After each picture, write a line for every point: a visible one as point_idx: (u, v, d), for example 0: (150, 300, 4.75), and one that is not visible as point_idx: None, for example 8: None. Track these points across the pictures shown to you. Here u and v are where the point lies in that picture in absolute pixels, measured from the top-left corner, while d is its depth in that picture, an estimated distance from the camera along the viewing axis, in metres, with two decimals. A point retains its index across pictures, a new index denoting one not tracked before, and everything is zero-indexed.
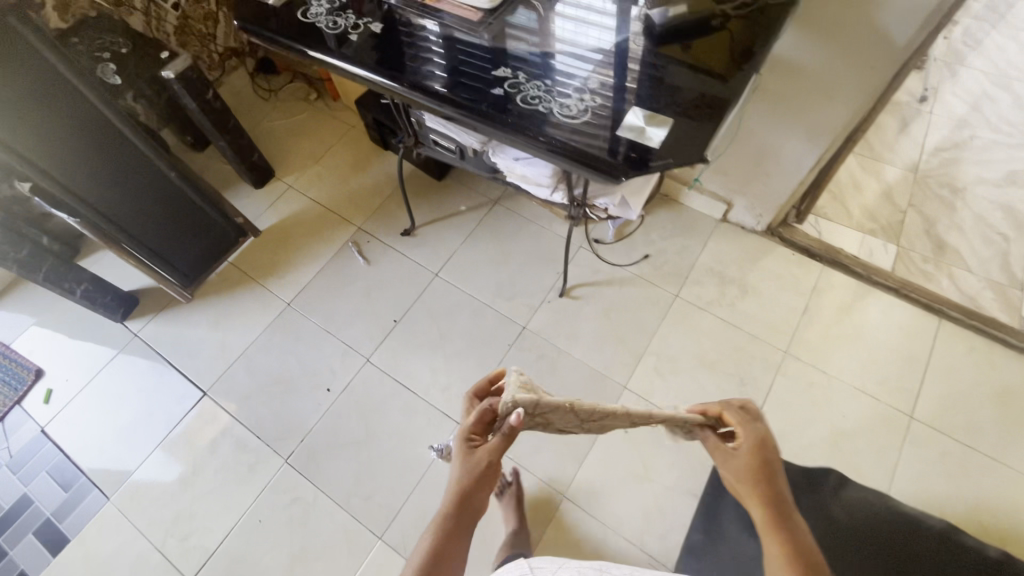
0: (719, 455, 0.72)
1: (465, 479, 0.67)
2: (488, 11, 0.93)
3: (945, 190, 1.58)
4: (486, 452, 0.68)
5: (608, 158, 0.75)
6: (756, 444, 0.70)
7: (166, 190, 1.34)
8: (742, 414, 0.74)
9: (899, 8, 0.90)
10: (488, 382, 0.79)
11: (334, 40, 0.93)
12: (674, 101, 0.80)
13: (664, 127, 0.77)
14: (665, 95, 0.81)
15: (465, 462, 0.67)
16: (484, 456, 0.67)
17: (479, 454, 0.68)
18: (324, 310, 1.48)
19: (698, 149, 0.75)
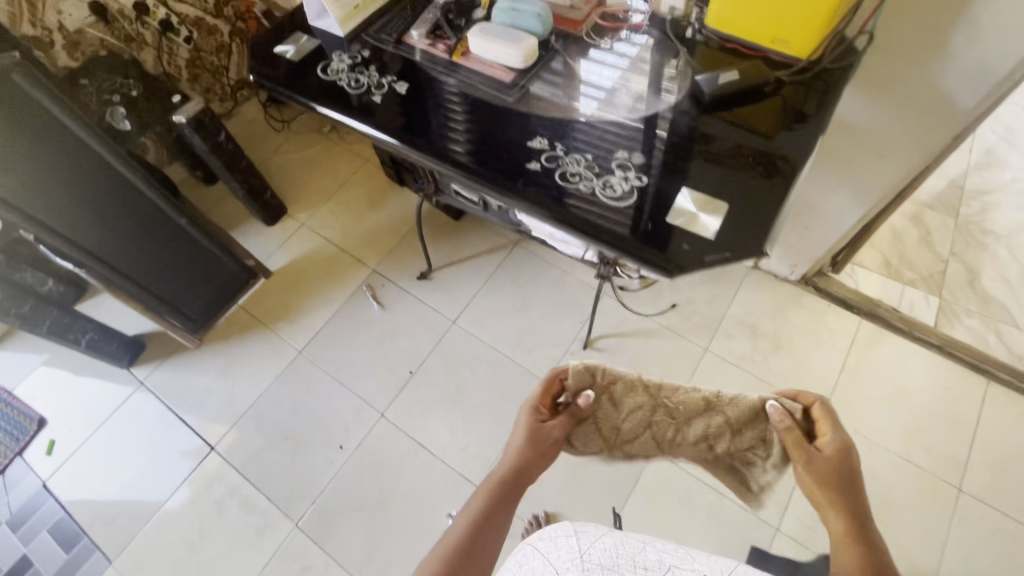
0: (802, 449, 0.71)
1: (526, 444, 0.77)
2: (521, 71, 0.87)
3: (989, 236, 1.50)
4: (548, 427, 0.79)
5: (659, 249, 0.68)
6: (840, 448, 0.70)
7: (175, 235, 1.28)
8: (829, 412, 0.73)
9: (969, 72, 0.83)
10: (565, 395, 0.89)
11: (356, 101, 0.87)
12: (729, 179, 0.74)
13: (718, 215, 0.70)
14: (719, 172, 0.74)
15: (527, 430, 0.78)
16: (547, 427, 0.79)
17: (541, 428, 0.79)
18: (338, 360, 1.43)
19: (757, 240, 0.68)
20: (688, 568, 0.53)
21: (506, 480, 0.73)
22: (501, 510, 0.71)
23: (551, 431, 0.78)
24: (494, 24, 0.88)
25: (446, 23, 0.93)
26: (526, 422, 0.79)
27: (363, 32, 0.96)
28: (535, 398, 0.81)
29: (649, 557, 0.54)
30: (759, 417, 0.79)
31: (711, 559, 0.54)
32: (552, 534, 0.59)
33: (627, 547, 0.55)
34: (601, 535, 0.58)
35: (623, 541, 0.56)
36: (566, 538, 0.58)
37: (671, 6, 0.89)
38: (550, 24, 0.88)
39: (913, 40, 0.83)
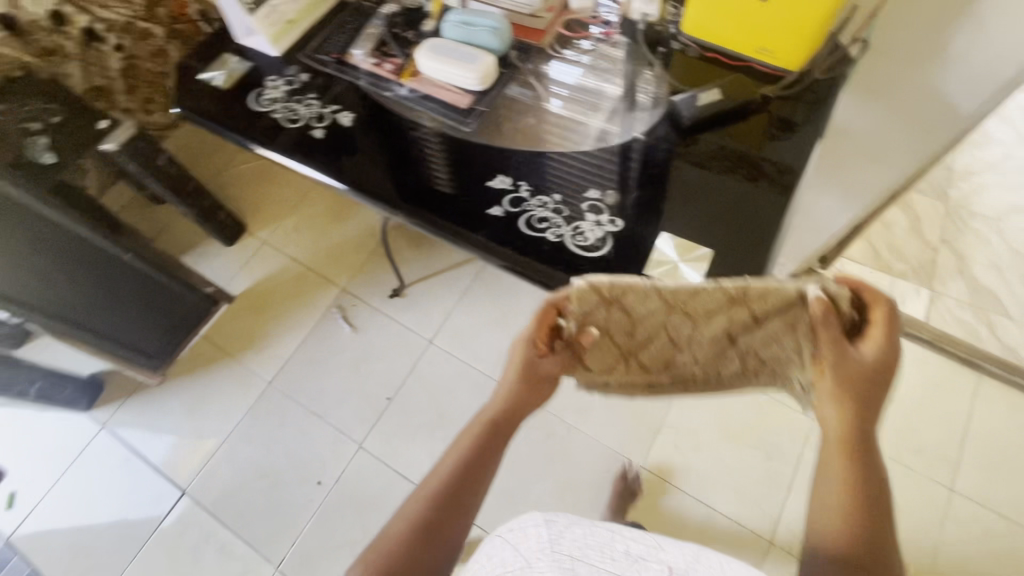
0: (837, 347, 0.56)
1: (516, 385, 0.65)
2: (479, 94, 0.77)
3: (980, 220, 1.44)
4: (544, 366, 0.64)
5: None
6: (882, 360, 0.57)
7: (125, 276, 1.19)
8: (892, 317, 0.57)
9: (968, 76, 0.75)
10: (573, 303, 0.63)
11: (294, 137, 0.77)
12: (716, 214, 0.68)
13: (702, 265, 0.65)
14: (702, 210, 0.68)
15: (519, 365, 0.64)
16: (542, 365, 0.64)
17: (535, 367, 0.64)
18: (311, 389, 1.36)
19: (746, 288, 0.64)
20: (658, 555, 0.49)
21: (495, 421, 0.66)
22: (489, 450, 0.65)
23: (546, 368, 0.64)
24: (445, 39, 0.78)
25: (393, 38, 0.82)
26: (519, 357, 0.65)
27: (300, 52, 0.85)
28: (531, 332, 0.63)
29: (618, 546, 0.50)
30: (795, 308, 0.56)
31: (680, 545, 0.51)
32: (521, 524, 0.53)
33: (596, 536, 0.51)
34: (572, 523, 0.53)
35: (592, 530, 0.52)
36: (537, 528, 0.52)
37: (644, 13, 0.78)
38: (508, 39, 0.78)
39: (907, 42, 0.75)
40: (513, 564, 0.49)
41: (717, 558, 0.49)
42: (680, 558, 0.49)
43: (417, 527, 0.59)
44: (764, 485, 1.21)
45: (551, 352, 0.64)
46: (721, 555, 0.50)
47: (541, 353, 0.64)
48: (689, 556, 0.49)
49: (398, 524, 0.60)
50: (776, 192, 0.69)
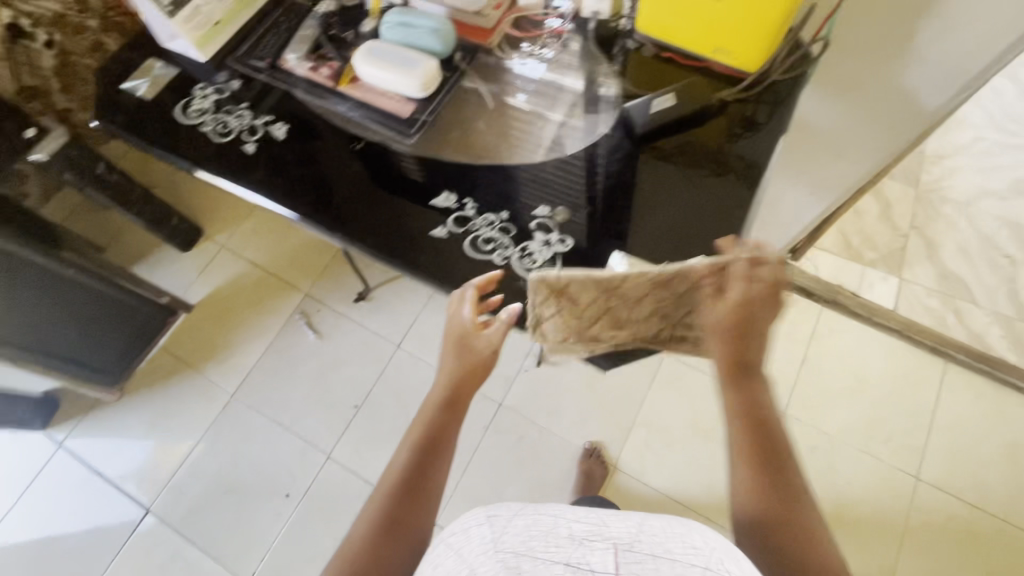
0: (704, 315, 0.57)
1: (455, 365, 0.63)
2: (422, 101, 0.72)
3: (949, 205, 1.43)
4: (480, 343, 0.61)
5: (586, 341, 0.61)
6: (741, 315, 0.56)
7: (69, 291, 1.12)
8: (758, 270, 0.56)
9: (933, 73, 0.72)
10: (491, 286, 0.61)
11: (225, 153, 0.72)
12: (680, 221, 0.66)
13: None
14: (662, 220, 0.66)
15: (456, 345, 0.62)
16: (481, 340, 0.61)
17: (470, 347, 0.61)
18: (277, 399, 1.33)
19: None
20: (601, 531, 0.46)
21: (442, 402, 0.64)
22: (445, 432, 0.63)
23: (485, 344, 0.61)
24: (383, 42, 0.72)
25: (330, 40, 0.76)
26: (454, 337, 0.62)
27: (229, 56, 0.79)
28: (466, 312, 0.60)
29: (560, 530, 0.46)
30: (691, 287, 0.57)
31: (627, 515, 0.49)
32: (464, 526, 0.50)
33: (538, 524, 0.47)
34: (515, 514, 0.49)
35: (534, 518, 0.48)
36: (480, 529, 0.49)
37: (595, 10, 0.75)
38: (451, 39, 0.72)
39: (870, 39, 0.72)
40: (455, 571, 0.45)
41: (664, 525, 0.47)
42: (624, 532, 0.46)
43: (380, 522, 0.59)
44: None
45: (488, 326, 0.61)
46: (668, 520, 0.47)
47: (479, 330, 0.61)
48: (634, 527, 0.46)
49: (364, 522, 0.59)
50: (743, 199, 0.66)
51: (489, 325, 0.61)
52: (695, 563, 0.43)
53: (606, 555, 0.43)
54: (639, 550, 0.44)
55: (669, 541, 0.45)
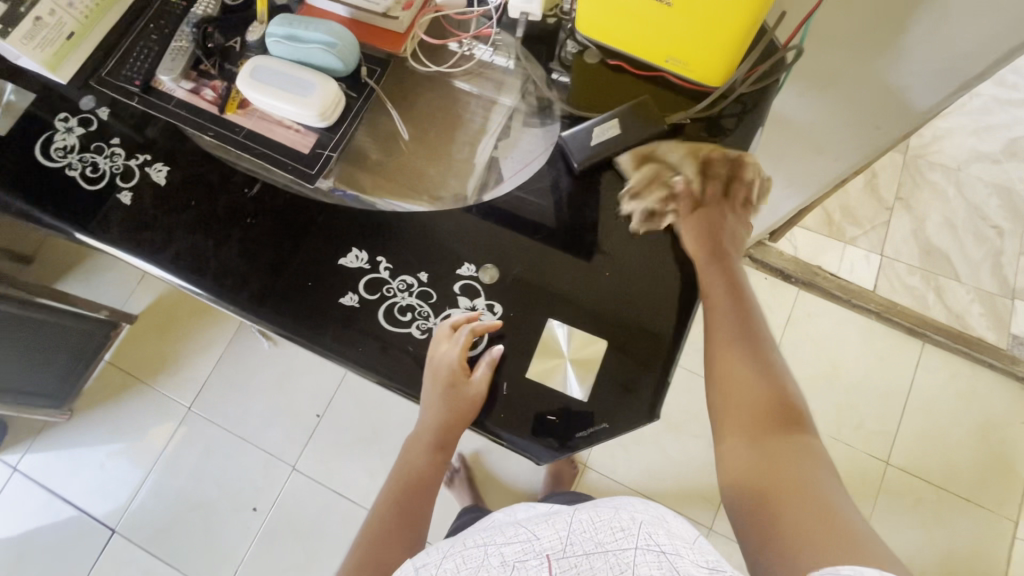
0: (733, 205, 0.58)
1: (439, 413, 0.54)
2: (326, 131, 0.61)
3: (938, 172, 1.34)
4: (470, 392, 0.53)
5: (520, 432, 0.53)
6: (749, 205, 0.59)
7: (7, 325, 1.02)
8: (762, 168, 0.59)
9: (927, 68, 0.62)
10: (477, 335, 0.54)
11: (94, 206, 0.61)
12: (639, 272, 0.56)
13: (591, 375, 0.53)
14: (611, 270, 0.56)
15: (442, 400, 0.53)
16: (471, 389, 0.53)
17: (458, 396, 0.53)
18: (234, 412, 1.27)
19: (674, 318, 0.55)
20: (531, 545, 0.43)
21: (431, 448, 0.62)
22: (427, 476, 0.64)
23: (475, 393, 0.53)
24: (271, 58, 0.59)
25: (211, 53, 0.64)
26: (440, 384, 0.53)
27: (94, 76, 0.66)
28: (454, 355, 0.53)
29: (493, 559, 0.43)
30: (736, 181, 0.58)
31: (556, 518, 0.46)
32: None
33: (472, 559, 0.43)
34: (447, 557, 0.45)
35: (466, 555, 0.44)
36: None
37: (523, 11, 0.62)
38: (352, 50, 0.59)
39: (855, 30, 0.62)
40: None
41: (589, 517, 0.44)
42: (554, 539, 0.43)
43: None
44: (708, 476, 1.19)
45: (475, 371, 0.54)
46: (590, 510, 0.45)
47: (468, 377, 0.53)
48: (562, 528, 0.44)
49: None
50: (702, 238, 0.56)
51: (475, 368, 0.54)
52: (622, 548, 0.41)
53: (542, 568, 0.41)
54: (573, 554, 0.42)
55: (595, 534, 0.42)
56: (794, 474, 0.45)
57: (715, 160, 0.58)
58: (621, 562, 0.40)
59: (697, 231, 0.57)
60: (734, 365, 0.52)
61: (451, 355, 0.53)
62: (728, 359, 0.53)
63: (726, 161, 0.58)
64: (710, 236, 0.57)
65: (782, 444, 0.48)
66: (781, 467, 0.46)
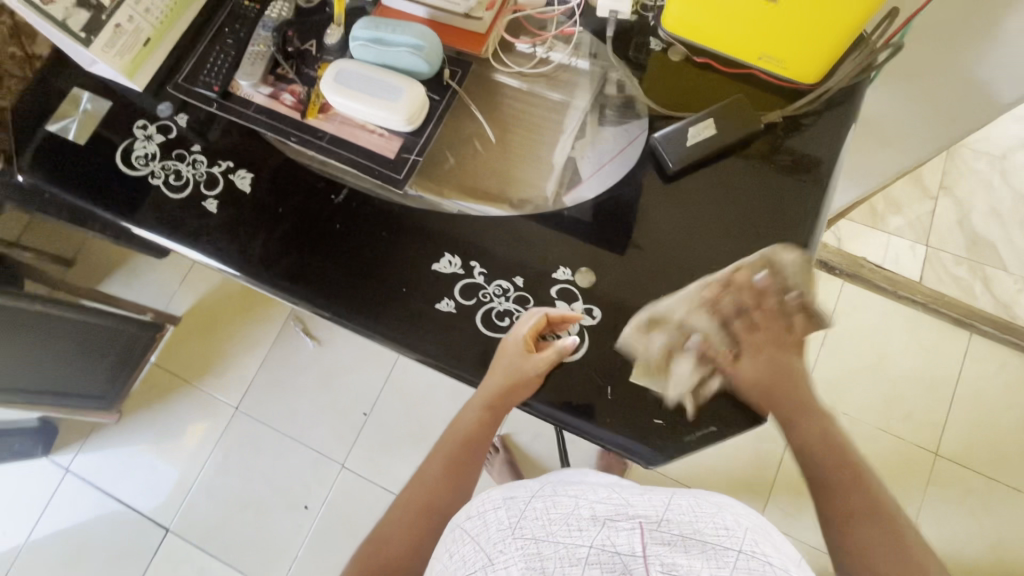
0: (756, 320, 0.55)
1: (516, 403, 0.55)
2: (411, 134, 0.60)
3: (983, 160, 1.32)
4: (529, 366, 0.53)
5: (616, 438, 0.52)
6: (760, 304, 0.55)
7: (59, 327, 1.02)
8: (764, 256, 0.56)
9: (1016, 60, 0.61)
10: (551, 322, 0.55)
11: (179, 213, 0.61)
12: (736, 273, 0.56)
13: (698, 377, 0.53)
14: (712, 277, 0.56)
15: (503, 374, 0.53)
16: (529, 366, 0.53)
17: (519, 367, 0.53)
18: (281, 412, 1.28)
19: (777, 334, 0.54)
20: (624, 508, 0.39)
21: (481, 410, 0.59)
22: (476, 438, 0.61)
23: (534, 369, 0.53)
24: (354, 62, 0.59)
25: (290, 57, 0.63)
26: (503, 360, 0.54)
27: (169, 82, 0.66)
28: (522, 331, 0.54)
29: (582, 511, 0.39)
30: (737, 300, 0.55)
31: (652, 493, 0.41)
32: (478, 509, 0.41)
33: (557, 508, 0.39)
34: (534, 497, 0.41)
35: (557, 499, 0.40)
36: (497, 512, 0.40)
37: (612, 11, 0.62)
38: (437, 54, 0.59)
39: (942, 25, 0.62)
40: (474, 566, 0.38)
41: (688, 503, 0.39)
42: (651, 509, 0.38)
43: (408, 538, 0.54)
44: (757, 469, 1.19)
45: (539, 351, 0.54)
46: (690, 498, 0.40)
47: (530, 353, 0.54)
48: (660, 502, 0.39)
49: (393, 533, 0.55)
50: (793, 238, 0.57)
51: (541, 349, 0.54)
52: (723, 545, 0.36)
53: (633, 535, 0.36)
54: (669, 530, 0.37)
55: (694, 519, 0.37)
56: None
57: (727, 298, 0.55)
58: (718, 561, 0.35)
59: (751, 383, 0.53)
60: (860, 543, 0.49)
61: (523, 328, 0.54)
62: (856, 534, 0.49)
63: (737, 295, 0.55)
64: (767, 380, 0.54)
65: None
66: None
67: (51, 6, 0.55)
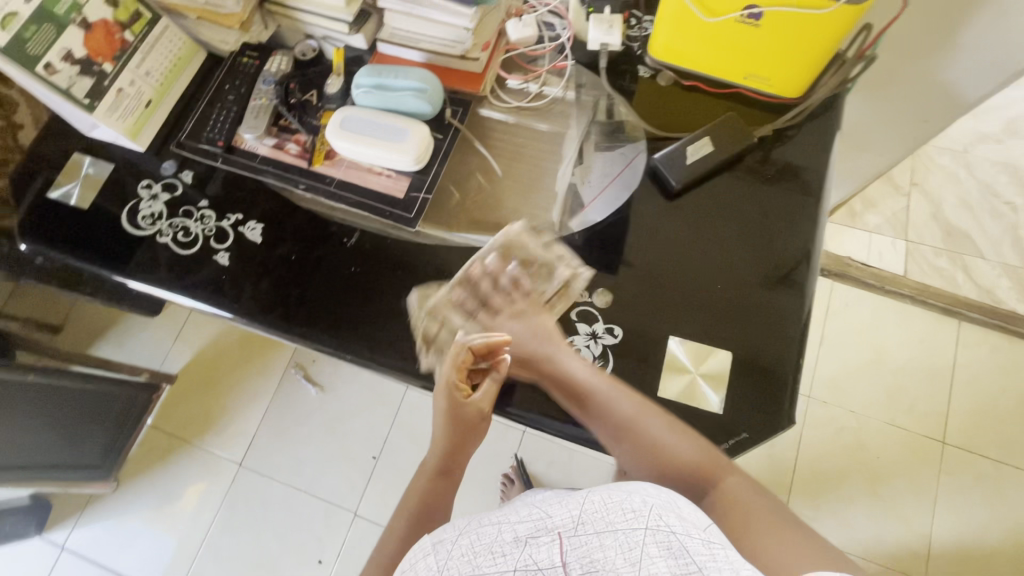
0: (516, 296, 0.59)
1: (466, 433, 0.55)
2: (417, 174, 0.62)
3: (948, 156, 1.39)
4: (474, 407, 0.53)
5: None
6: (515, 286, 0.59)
7: (55, 398, 0.99)
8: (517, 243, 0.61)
9: (978, 62, 0.65)
10: (478, 353, 0.54)
11: (190, 269, 0.61)
12: (748, 280, 0.58)
13: (724, 387, 0.54)
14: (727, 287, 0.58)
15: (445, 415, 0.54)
16: (471, 409, 0.53)
17: (465, 410, 0.53)
18: (288, 463, 1.25)
19: (796, 340, 0.56)
20: (544, 520, 0.37)
21: (433, 472, 0.56)
22: (434, 506, 0.54)
23: (476, 411, 0.53)
24: (359, 109, 0.61)
25: (292, 108, 0.65)
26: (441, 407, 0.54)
27: (170, 140, 0.66)
28: (451, 375, 0.53)
29: (504, 535, 0.37)
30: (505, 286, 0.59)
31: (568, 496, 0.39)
32: (410, 561, 0.39)
33: (483, 539, 0.38)
34: (462, 534, 0.39)
35: (482, 530, 0.38)
36: (428, 559, 0.38)
37: (604, 44, 0.66)
38: (438, 95, 0.62)
39: (906, 33, 0.66)
40: None
41: (602, 497, 0.38)
42: (568, 515, 0.37)
43: None
44: (776, 474, 1.18)
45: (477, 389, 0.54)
46: (603, 491, 0.38)
47: (467, 396, 0.54)
48: (575, 504, 0.38)
49: None
50: (795, 241, 0.60)
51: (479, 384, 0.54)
52: (631, 527, 0.35)
53: (553, 548, 0.35)
54: (584, 531, 0.35)
55: (607, 513, 0.36)
56: (756, 502, 0.47)
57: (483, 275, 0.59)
58: (633, 545, 0.34)
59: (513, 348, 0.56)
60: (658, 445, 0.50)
61: (444, 368, 0.54)
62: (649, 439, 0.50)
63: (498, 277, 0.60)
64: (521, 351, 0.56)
65: (738, 482, 0.48)
66: (746, 511, 0.46)
67: (55, 77, 0.56)
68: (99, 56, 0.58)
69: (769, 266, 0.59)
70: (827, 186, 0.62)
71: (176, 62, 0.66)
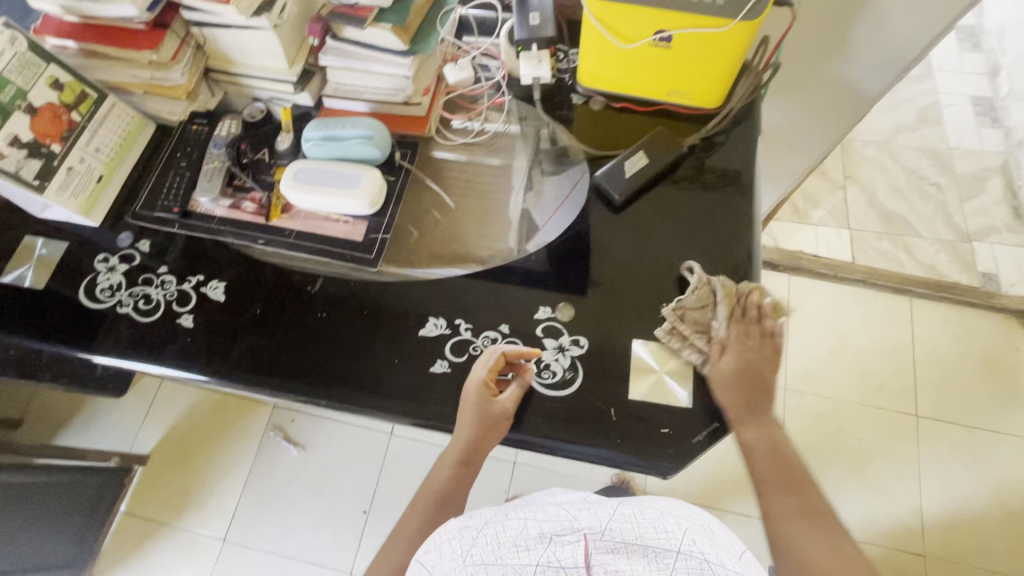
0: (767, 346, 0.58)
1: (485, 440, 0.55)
2: (374, 216, 0.65)
3: (872, 148, 1.50)
4: (499, 408, 0.54)
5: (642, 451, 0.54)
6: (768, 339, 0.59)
7: (19, 497, 0.93)
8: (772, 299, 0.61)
9: (873, 60, 0.73)
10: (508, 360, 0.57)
11: (154, 336, 0.61)
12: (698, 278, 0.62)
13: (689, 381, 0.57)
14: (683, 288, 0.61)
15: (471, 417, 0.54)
16: (498, 407, 0.54)
17: (490, 410, 0.54)
18: (273, 532, 1.20)
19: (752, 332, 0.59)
20: (571, 521, 0.37)
21: (455, 465, 0.57)
22: (449, 499, 0.57)
23: (502, 411, 0.54)
24: (311, 161, 0.64)
25: (245, 168, 0.67)
26: (470, 408, 0.54)
27: (125, 212, 0.67)
28: (483, 375, 0.55)
29: (529, 530, 0.37)
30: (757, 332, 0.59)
31: (598, 503, 0.39)
32: (435, 541, 0.40)
33: (505, 531, 0.37)
34: (488, 523, 0.38)
35: (507, 522, 0.38)
36: (452, 542, 0.38)
37: (535, 78, 0.70)
38: (386, 140, 0.65)
39: (805, 41, 0.74)
40: None
41: (635, 510, 0.38)
42: (596, 520, 0.37)
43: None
44: None
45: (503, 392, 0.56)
46: (636, 505, 0.38)
47: (494, 396, 0.55)
48: (605, 513, 0.38)
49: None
50: (740, 238, 0.63)
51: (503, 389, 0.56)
52: (664, 547, 0.35)
53: (577, 548, 0.35)
54: (612, 539, 0.35)
55: (638, 526, 0.36)
56: None
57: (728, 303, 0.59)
58: (664, 565, 0.33)
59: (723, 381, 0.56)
60: (790, 539, 0.51)
61: (477, 369, 0.56)
62: (788, 533, 0.52)
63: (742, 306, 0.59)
64: (744, 377, 0.56)
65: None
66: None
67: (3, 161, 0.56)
68: (47, 137, 0.59)
69: (716, 263, 0.62)
70: (758, 185, 0.66)
71: (126, 137, 0.67)
